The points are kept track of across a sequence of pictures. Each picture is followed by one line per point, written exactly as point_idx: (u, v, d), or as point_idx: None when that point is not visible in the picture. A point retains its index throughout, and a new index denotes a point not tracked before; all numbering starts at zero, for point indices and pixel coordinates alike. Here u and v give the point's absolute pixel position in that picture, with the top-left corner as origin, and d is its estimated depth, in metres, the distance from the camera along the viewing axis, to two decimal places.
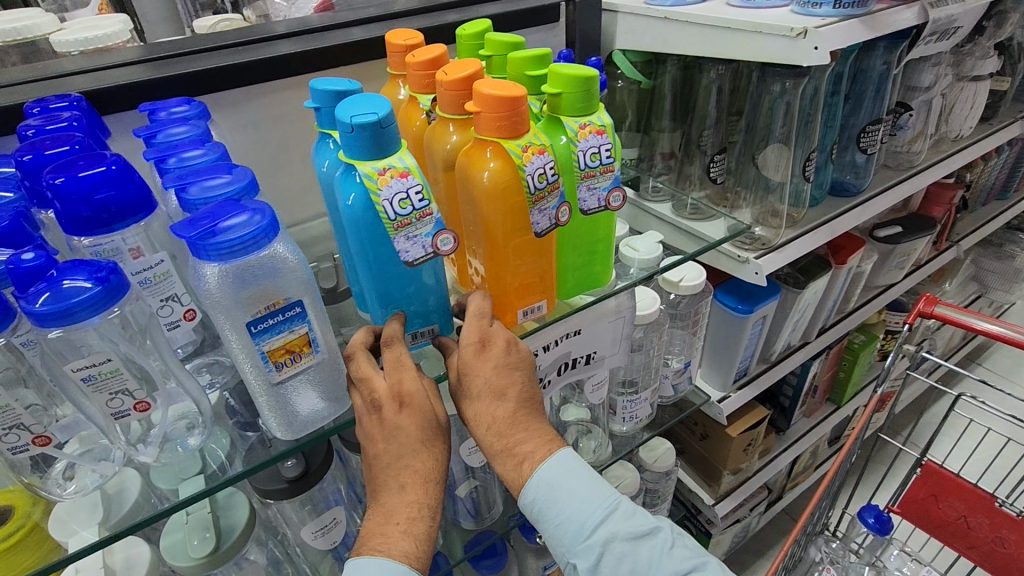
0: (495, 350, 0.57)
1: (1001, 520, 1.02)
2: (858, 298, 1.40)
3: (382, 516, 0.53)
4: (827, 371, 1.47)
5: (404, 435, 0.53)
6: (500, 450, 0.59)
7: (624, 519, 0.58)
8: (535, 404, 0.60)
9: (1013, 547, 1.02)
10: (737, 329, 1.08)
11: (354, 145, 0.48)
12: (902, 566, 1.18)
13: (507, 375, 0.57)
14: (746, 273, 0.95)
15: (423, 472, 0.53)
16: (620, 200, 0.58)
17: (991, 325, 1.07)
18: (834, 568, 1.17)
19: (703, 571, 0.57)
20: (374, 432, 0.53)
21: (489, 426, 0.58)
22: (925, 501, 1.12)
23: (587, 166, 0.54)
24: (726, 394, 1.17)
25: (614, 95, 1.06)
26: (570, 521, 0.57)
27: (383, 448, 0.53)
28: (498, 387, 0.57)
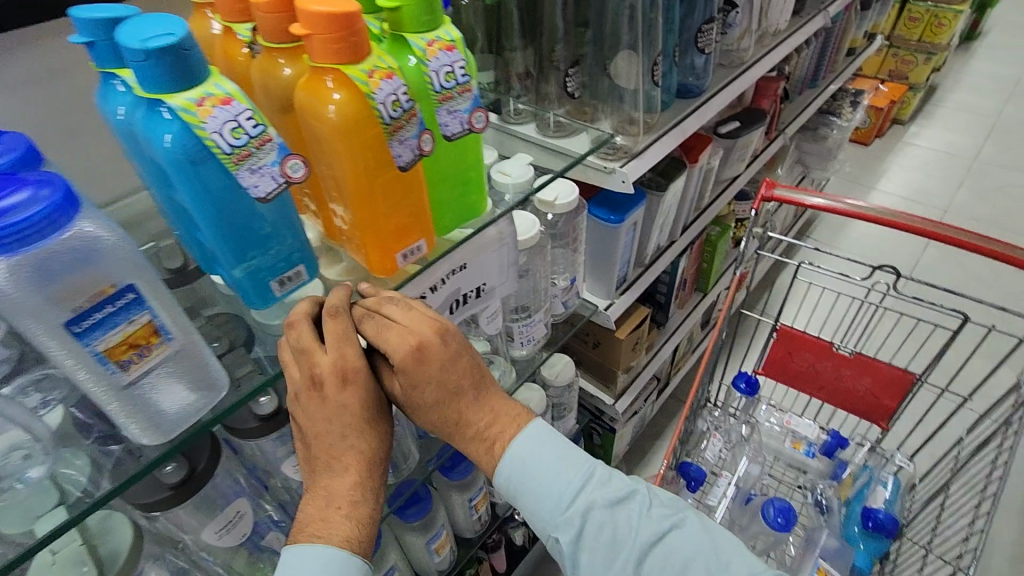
0: (428, 358, 0.55)
1: (841, 361, 1.21)
2: (711, 193, 1.53)
3: (322, 502, 0.54)
4: (693, 264, 1.61)
5: (355, 445, 0.55)
6: (464, 426, 0.60)
7: (599, 487, 0.62)
8: (481, 392, 0.60)
9: (851, 380, 1.23)
10: (612, 238, 1.14)
11: (153, 75, 0.40)
12: (770, 418, 1.38)
13: (453, 366, 0.57)
14: (613, 183, 0.99)
15: (364, 453, 0.55)
16: (483, 120, 0.55)
17: (817, 198, 1.19)
18: (718, 433, 1.34)
19: (681, 528, 0.62)
20: (320, 443, 0.55)
21: (448, 410, 0.58)
22: (783, 360, 1.30)
23: (443, 87, 0.50)
24: (611, 301, 1.25)
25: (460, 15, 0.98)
26: (548, 496, 0.60)
27: (335, 458, 0.55)
28: (452, 384, 0.57)
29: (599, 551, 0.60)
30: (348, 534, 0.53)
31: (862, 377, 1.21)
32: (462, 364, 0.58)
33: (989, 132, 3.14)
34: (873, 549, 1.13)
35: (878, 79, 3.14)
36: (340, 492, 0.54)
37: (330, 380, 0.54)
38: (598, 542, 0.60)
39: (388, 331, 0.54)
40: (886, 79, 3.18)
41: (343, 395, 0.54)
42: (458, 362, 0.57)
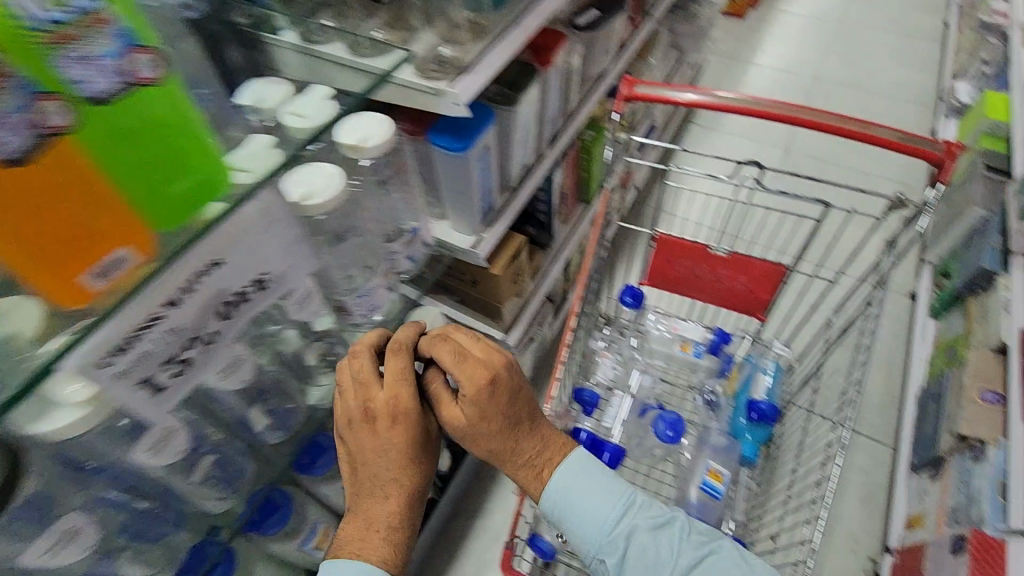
0: (484, 395, 0.79)
1: (717, 262, 1.19)
2: (579, 96, 1.40)
3: (362, 525, 0.79)
4: (570, 176, 1.50)
5: (395, 477, 0.80)
6: (514, 453, 0.84)
7: (641, 515, 0.83)
8: (524, 422, 0.84)
9: (728, 280, 1.22)
10: (462, 168, 1.00)
11: None
12: (659, 326, 1.37)
13: (514, 401, 0.82)
14: (445, 107, 0.84)
15: (403, 484, 0.80)
16: (147, 65, 0.42)
17: (691, 94, 1.07)
18: (612, 350, 1.33)
19: (715, 555, 0.81)
20: (420, 431, 0.81)
21: (506, 440, 0.82)
22: (663, 268, 1.27)
23: (45, 30, 0.37)
24: (478, 236, 1.14)
25: None
26: (592, 521, 0.82)
27: (380, 481, 0.80)
28: (513, 416, 0.82)
29: (641, 570, 0.80)
30: (377, 550, 0.78)
31: (737, 275, 1.20)
32: (510, 400, 0.81)
33: None
34: (757, 436, 1.19)
35: None
36: (381, 515, 0.80)
37: (382, 417, 0.78)
38: (640, 558, 0.80)
39: (464, 369, 0.79)
40: None
41: (391, 429, 0.78)
42: (514, 400, 0.82)
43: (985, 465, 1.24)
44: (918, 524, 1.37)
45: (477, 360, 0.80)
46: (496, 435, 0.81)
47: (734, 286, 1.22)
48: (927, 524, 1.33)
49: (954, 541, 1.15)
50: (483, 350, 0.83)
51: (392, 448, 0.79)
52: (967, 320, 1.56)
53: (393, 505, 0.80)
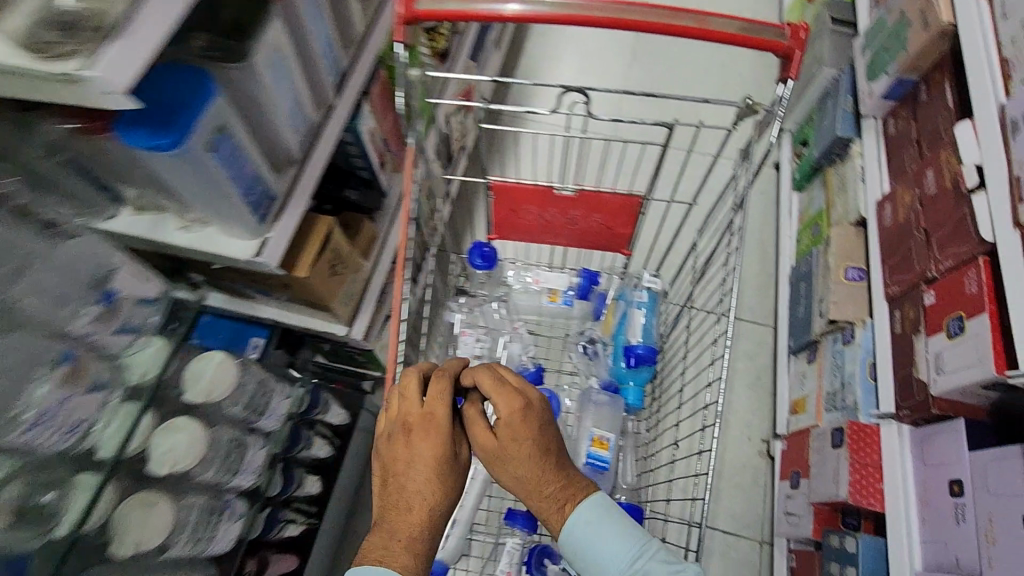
0: (516, 420, 0.85)
1: (566, 205, 1.01)
2: (364, 13, 1.07)
3: (386, 536, 0.80)
4: (386, 118, 1.19)
5: (422, 491, 0.82)
6: (537, 479, 0.85)
7: (655, 560, 0.81)
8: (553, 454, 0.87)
9: (582, 221, 1.05)
10: (201, 168, 0.73)
11: None
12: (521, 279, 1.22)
13: (543, 435, 0.86)
14: (95, 97, 0.54)
15: (428, 500, 0.82)
16: None
17: (509, 6, 0.76)
18: (470, 322, 1.18)
19: None
20: (446, 466, 0.84)
21: (532, 463, 0.85)
22: (510, 219, 1.07)
23: None
24: (262, 240, 0.88)
25: None
26: (609, 555, 0.81)
27: (409, 493, 0.82)
28: (544, 444, 0.86)
29: None
30: (401, 558, 0.77)
31: (591, 215, 1.03)
32: (542, 428, 0.86)
33: None
34: (637, 379, 1.13)
35: None
36: (403, 528, 0.80)
37: (418, 421, 0.85)
38: None
39: (491, 393, 0.86)
40: None
41: (426, 441, 0.83)
42: (535, 428, 0.86)
43: (855, 348, 1.24)
44: (801, 409, 1.39)
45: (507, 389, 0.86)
46: (520, 467, 0.85)
47: (590, 226, 1.06)
48: (808, 410, 1.35)
49: (834, 433, 1.16)
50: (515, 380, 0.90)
51: (423, 459, 0.83)
52: (826, 192, 1.52)
53: (423, 513, 0.81)
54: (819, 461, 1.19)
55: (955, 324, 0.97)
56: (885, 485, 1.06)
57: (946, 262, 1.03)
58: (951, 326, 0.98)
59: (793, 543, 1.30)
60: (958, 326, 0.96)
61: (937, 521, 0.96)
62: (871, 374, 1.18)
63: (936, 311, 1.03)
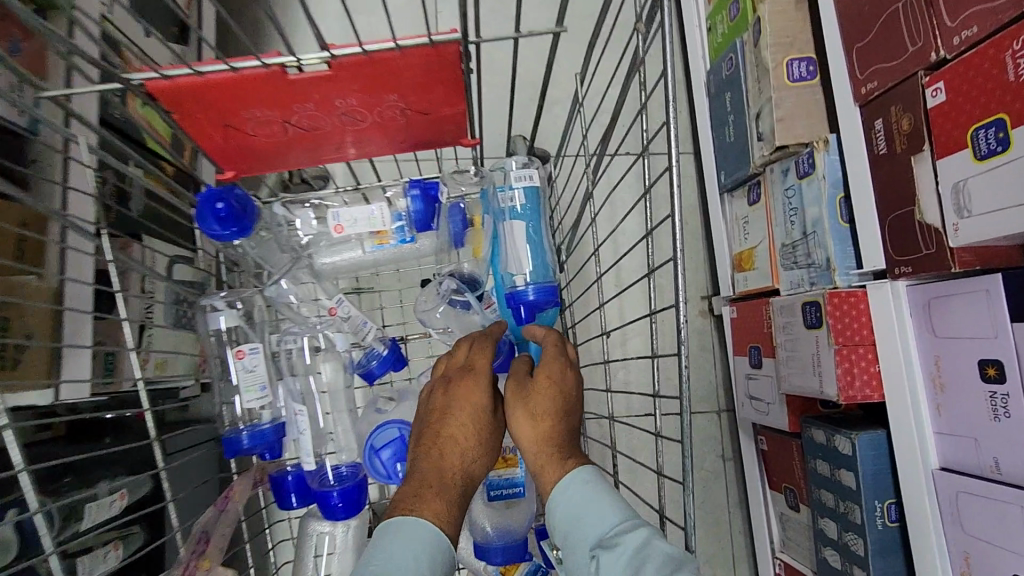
0: (554, 372, 0.62)
1: (322, 92, 0.52)
2: None
3: (413, 490, 0.56)
4: None
5: (459, 439, 0.59)
6: (554, 451, 0.59)
7: (645, 538, 0.52)
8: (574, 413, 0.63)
9: (370, 113, 0.57)
10: None
11: None
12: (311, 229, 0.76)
13: (572, 399, 0.62)
14: None
15: (468, 453, 0.58)
16: None
17: None
18: (252, 321, 0.72)
19: None
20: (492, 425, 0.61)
21: (550, 427, 0.59)
22: (237, 139, 0.57)
23: None
24: None
25: None
26: (589, 521, 0.54)
27: (445, 446, 0.58)
28: (570, 411, 0.61)
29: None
30: (435, 505, 0.54)
31: (379, 100, 0.55)
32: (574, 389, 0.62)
33: None
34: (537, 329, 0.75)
35: None
36: (437, 477, 0.56)
37: (457, 370, 0.63)
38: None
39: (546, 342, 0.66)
40: None
41: (470, 387, 0.61)
42: (556, 382, 0.62)
43: (816, 181, 0.88)
44: (748, 265, 1.07)
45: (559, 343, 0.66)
46: (548, 421, 0.59)
47: (388, 119, 0.58)
48: (758, 266, 1.03)
49: (806, 308, 0.86)
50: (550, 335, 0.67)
51: (460, 408, 0.60)
52: None
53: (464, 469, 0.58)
54: (790, 343, 0.90)
55: (988, 135, 0.62)
56: (882, 367, 0.80)
57: (965, 30, 0.63)
58: (981, 139, 0.63)
59: (759, 426, 1.07)
60: (995, 138, 0.61)
61: (960, 411, 0.71)
62: (843, 215, 0.85)
63: (948, 116, 0.67)
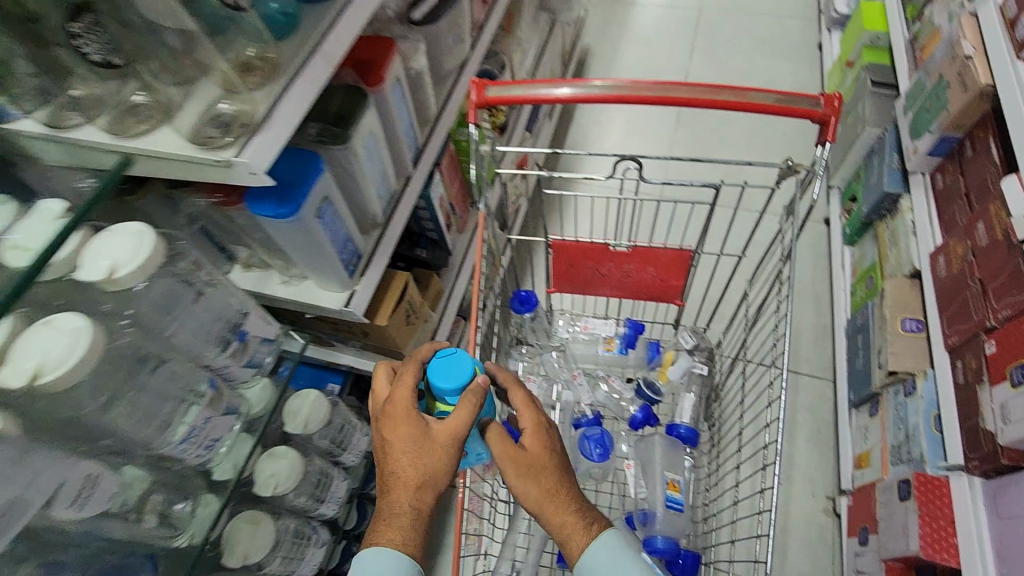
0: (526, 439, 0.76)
1: (620, 257, 1.09)
2: (437, 99, 1.23)
3: (382, 518, 0.69)
4: (453, 184, 1.36)
5: (400, 465, 0.70)
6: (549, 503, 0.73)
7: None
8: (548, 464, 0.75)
9: (636, 273, 1.13)
10: (303, 231, 0.84)
11: None
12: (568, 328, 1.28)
13: (535, 454, 0.75)
14: (241, 178, 0.67)
15: (408, 481, 0.69)
16: None
17: (562, 89, 0.90)
18: (533, 370, 1.24)
19: None
20: (418, 457, 0.69)
21: (534, 479, 0.74)
22: (569, 272, 1.16)
23: None
24: (350, 291, 1.00)
25: None
26: None
27: (391, 475, 0.70)
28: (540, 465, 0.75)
29: None
30: (395, 534, 0.68)
31: (645, 266, 1.10)
32: (540, 451, 0.75)
33: None
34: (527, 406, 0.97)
35: None
36: (396, 506, 0.69)
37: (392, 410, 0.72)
38: None
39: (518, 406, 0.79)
40: None
41: (396, 429, 0.71)
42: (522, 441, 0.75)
43: (918, 399, 1.22)
44: (865, 463, 1.36)
45: (521, 398, 0.79)
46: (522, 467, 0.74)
47: (642, 277, 1.13)
48: (873, 463, 1.32)
49: (902, 485, 1.14)
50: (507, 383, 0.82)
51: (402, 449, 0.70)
52: (879, 246, 1.54)
53: (405, 488, 0.69)
54: (888, 515, 1.16)
55: (1020, 372, 0.96)
56: (958, 539, 1.03)
57: (1003, 310, 1.04)
58: (1015, 374, 0.97)
59: None
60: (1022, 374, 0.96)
61: None
62: (935, 426, 1.16)
63: (998, 361, 1.02)
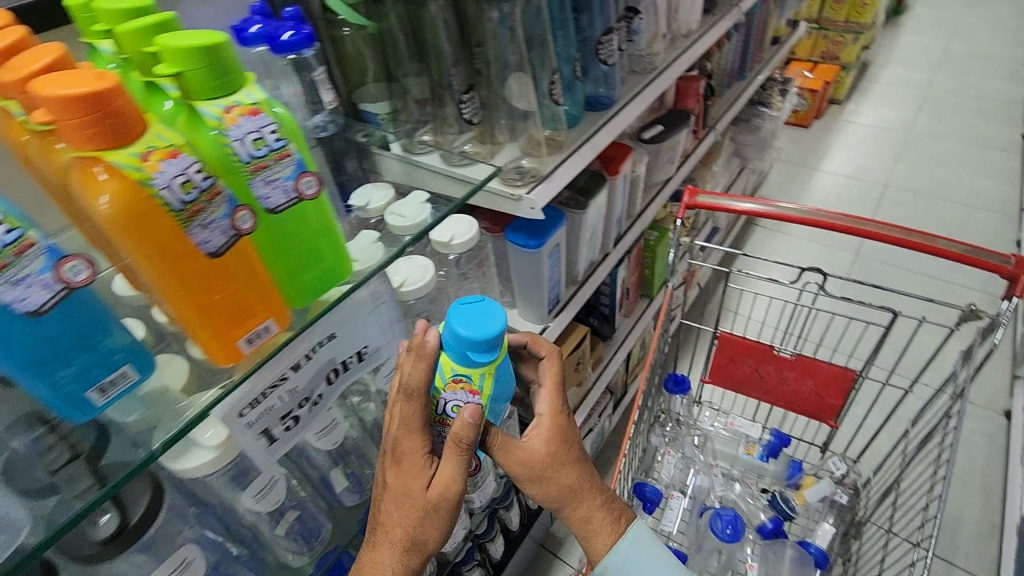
0: (552, 443, 0.73)
1: (782, 363, 1.19)
2: (643, 200, 1.50)
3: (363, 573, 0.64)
4: (634, 272, 1.58)
5: (399, 516, 0.63)
6: (572, 497, 0.75)
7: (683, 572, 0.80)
8: (569, 461, 0.74)
9: (793, 382, 1.21)
10: (535, 264, 1.09)
11: None
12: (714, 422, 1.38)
13: (559, 454, 0.73)
14: (523, 210, 0.94)
15: (404, 531, 0.63)
16: (251, 219, 0.45)
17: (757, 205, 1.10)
18: (672, 446, 1.33)
19: None
20: (417, 510, 0.62)
21: (559, 480, 0.73)
22: (727, 366, 1.27)
23: None
24: (545, 324, 1.21)
25: (385, 22, 0.91)
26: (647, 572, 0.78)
27: (387, 519, 0.64)
28: (561, 463, 0.73)
29: None
30: None
31: (804, 378, 1.19)
32: (565, 451, 0.73)
33: (921, 104, 3.30)
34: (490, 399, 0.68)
35: (812, 62, 3.29)
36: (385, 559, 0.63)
37: (394, 455, 0.63)
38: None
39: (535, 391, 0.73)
40: (820, 61, 3.32)
41: (399, 470, 0.63)
42: (543, 437, 0.72)
43: None
44: None
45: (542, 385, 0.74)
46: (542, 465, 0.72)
47: (800, 388, 1.21)
48: None
49: None
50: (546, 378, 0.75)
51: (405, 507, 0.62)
52: None
53: (399, 537, 0.63)
54: None
55: None
56: None
57: None
58: None
59: None
60: None
61: None
62: None
63: None
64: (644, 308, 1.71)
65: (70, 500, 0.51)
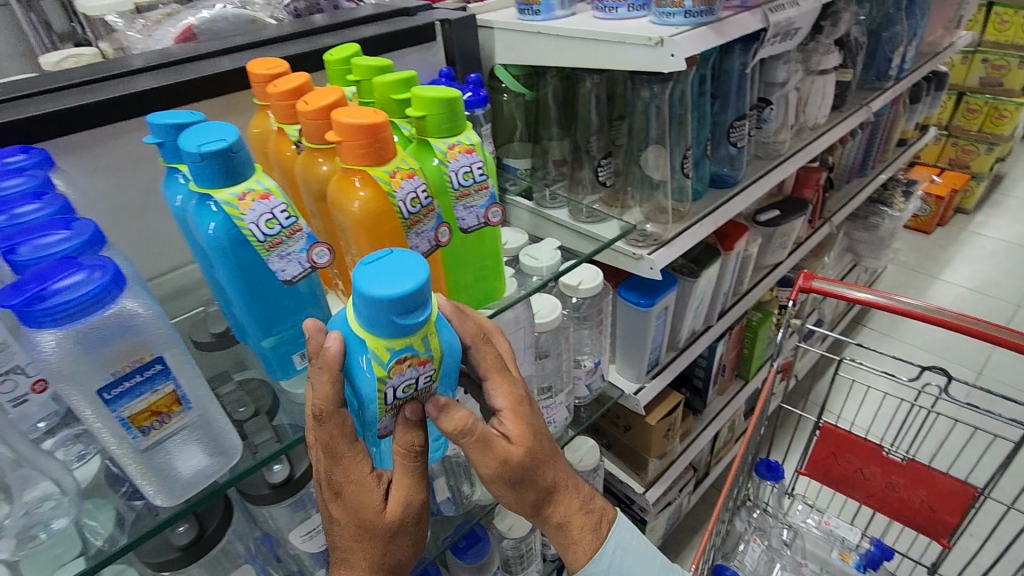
0: (521, 445, 0.53)
1: (890, 467, 1.13)
2: (750, 280, 1.51)
3: None
4: (733, 350, 1.57)
5: (361, 538, 0.51)
6: (553, 501, 0.59)
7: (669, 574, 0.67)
8: (548, 454, 0.56)
9: (902, 490, 1.14)
10: (643, 322, 1.14)
11: (218, 242, 0.49)
12: (806, 518, 1.32)
13: (537, 451, 0.55)
14: (642, 269, 1.00)
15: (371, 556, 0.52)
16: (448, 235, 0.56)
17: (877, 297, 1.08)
18: (758, 535, 1.27)
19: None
20: (382, 532, 0.51)
21: (539, 484, 0.57)
22: (828, 460, 1.21)
23: (267, 236, 0.48)
24: (640, 385, 1.23)
25: (542, 92, 1.05)
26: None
27: (346, 540, 0.52)
28: (537, 463, 0.55)
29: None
30: None
31: (914, 487, 1.12)
32: (538, 450, 0.55)
33: None
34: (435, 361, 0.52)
35: (938, 168, 3.18)
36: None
37: (333, 488, 0.50)
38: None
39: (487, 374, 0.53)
40: (947, 167, 3.20)
41: (343, 495, 0.50)
42: (508, 434, 0.53)
43: None
44: None
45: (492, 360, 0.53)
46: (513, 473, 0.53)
47: (909, 498, 1.13)
48: None
49: None
50: (492, 359, 0.54)
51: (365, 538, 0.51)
52: None
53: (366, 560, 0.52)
54: None
55: None
56: None
57: None
58: None
59: None
60: None
61: None
62: None
63: None
64: (738, 388, 1.68)
65: (255, 446, 0.57)
